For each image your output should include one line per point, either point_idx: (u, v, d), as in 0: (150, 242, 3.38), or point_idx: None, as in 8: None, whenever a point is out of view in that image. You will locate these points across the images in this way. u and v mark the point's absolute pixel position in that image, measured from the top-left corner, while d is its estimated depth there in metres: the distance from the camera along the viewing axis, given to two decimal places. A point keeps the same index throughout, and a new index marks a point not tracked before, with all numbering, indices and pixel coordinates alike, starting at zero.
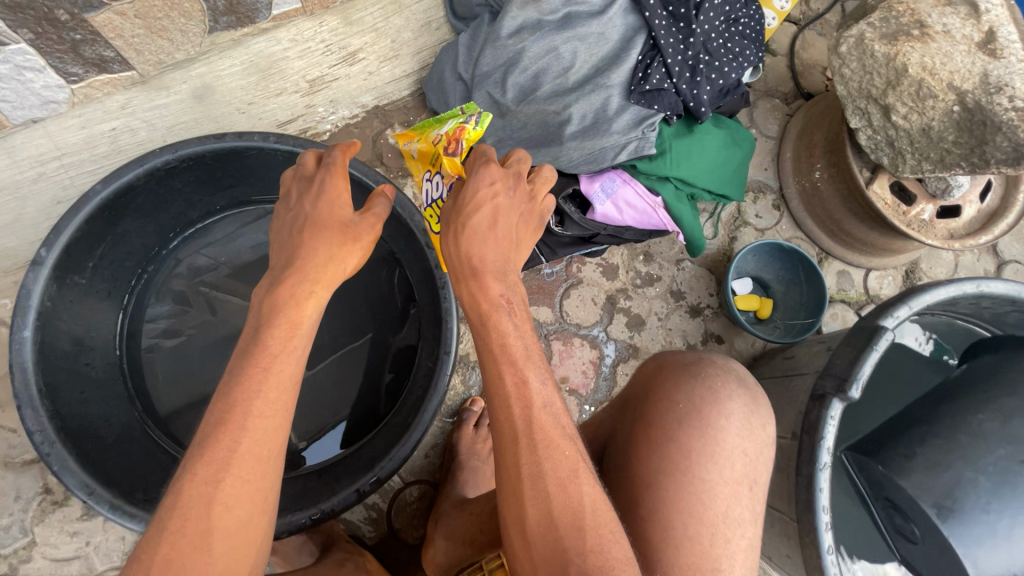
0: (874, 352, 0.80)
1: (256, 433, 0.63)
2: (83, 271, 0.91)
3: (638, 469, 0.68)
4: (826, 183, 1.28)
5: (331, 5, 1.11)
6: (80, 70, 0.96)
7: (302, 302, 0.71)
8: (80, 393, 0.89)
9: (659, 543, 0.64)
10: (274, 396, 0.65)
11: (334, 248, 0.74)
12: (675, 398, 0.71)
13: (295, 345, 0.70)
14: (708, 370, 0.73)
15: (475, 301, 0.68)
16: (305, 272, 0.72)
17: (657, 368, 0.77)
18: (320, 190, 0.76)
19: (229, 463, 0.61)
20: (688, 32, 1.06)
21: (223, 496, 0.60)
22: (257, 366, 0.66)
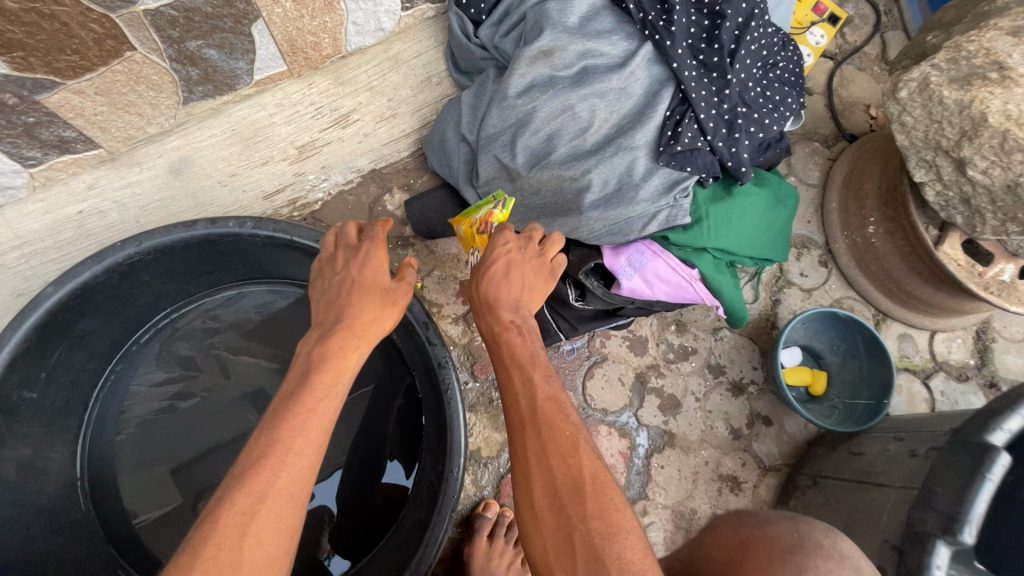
0: (987, 483, 0.64)
1: (292, 474, 0.53)
2: (34, 383, 0.79)
3: None
4: (882, 239, 1.12)
5: (321, 65, 1.04)
6: (38, 153, 0.86)
7: (350, 351, 0.63)
8: (24, 529, 0.77)
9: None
10: (319, 437, 0.56)
11: (376, 307, 0.66)
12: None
13: (341, 389, 0.61)
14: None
15: (489, 332, 0.67)
16: (352, 326, 0.64)
17: (733, 532, 0.52)
18: (366, 257, 0.70)
19: (262, 499, 0.51)
20: (723, 83, 0.92)
21: (253, 532, 0.50)
22: (304, 401, 0.57)
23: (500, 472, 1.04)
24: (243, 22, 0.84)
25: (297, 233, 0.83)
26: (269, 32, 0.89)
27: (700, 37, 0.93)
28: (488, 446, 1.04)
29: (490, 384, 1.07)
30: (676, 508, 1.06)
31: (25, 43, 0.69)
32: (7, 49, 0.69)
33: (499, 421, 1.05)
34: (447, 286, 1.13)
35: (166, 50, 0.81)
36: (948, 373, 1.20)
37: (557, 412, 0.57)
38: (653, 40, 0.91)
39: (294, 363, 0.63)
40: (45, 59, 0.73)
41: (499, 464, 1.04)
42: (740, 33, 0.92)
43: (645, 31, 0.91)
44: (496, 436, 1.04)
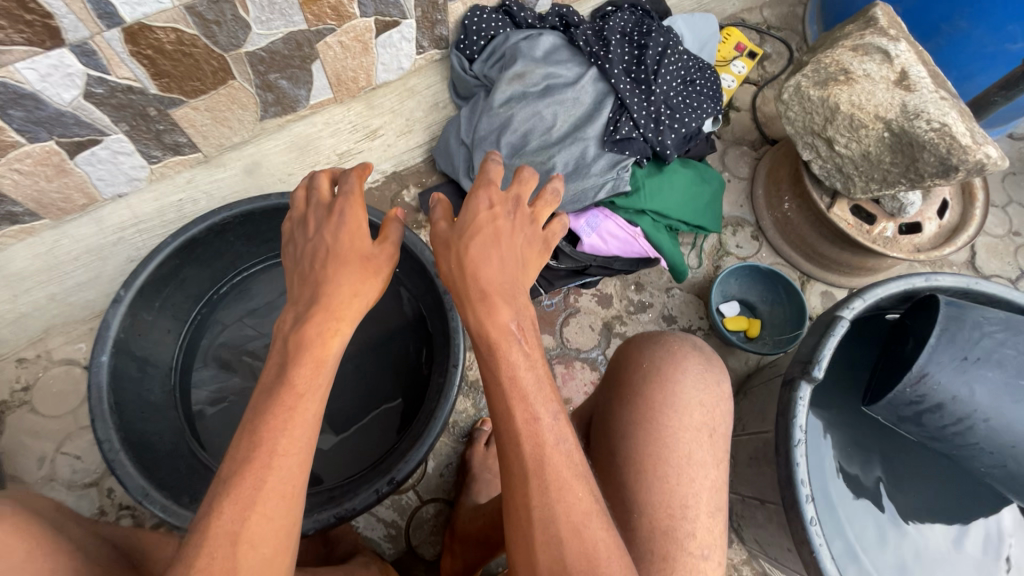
0: (833, 338, 0.90)
1: (280, 471, 0.71)
2: (150, 308, 1.09)
3: (615, 425, 0.78)
4: (795, 212, 1.42)
5: (358, 94, 1.38)
6: (159, 153, 1.20)
7: (326, 338, 0.83)
8: (140, 413, 1.04)
9: (632, 483, 0.73)
10: (298, 433, 0.74)
11: (355, 282, 0.89)
12: (639, 361, 0.81)
13: (318, 378, 0.81)
14: (670, 342, 0.83)
15: (483, 323, 0.76)
16: (328, 307, 0.85)
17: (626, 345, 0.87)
18: (341, 221, 0.93)
19: (255, 500, 0.68)
20: (649, 92, 1.26)
21: (260, 511, 0.68)
22: (285, 402, 0.76)
23: None
24: (306, 61, 1.21)
25: None
26: (324, 68, 1.25)
27: (632, 62, 1.29)
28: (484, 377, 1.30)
29: None
30: None
31: (170, 72, 1.05)
32: (159, 76, 1.04)
33: None
34: None
35: (255, 79, 1.18)
36: None
37: (526, 384, 0.73)
38: (597, 64, 1.26)
39: (276, 356, 0.82)
40: (180, 84, 1.09)
41: None
42: (659, 58, 1.29)
43: (591, 59, 1.27)
44: None
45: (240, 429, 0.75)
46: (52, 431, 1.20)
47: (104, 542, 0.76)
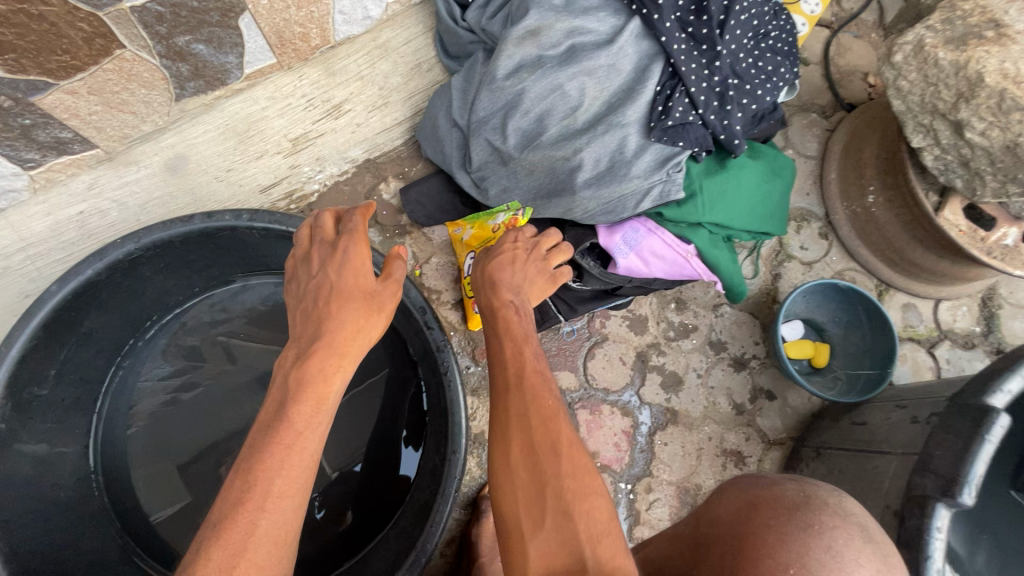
0: (986, 444, 0.64)
1: (275, 514, 0.57)
2: (43, 380, 0.81)
3: None
4: (882, 208, 1.11)
5: (310, 56, 1.04)
6: (36, 154, 0.87)
7: (328, 377, 0.65)
8: (41, 521, 0.79)
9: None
10: (297, 476, 0.59)
11: (359, 319, 0.69)
12: (779, 559, 0.48)
13: (320, 420, 0.64)
14: (820, 518, 0.50)
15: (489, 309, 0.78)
16: (331, 345, 0.67)
17: (740, 494, 0.56)
18: (343, 258, 0.71)
19: (244, 547, 0.54)
20: (714, 55, 0.91)
21: (248, 560, 0.54)
22: (281, 440, 0.60)
23: None
24: (229, 16, 0.84)
25: (295, 223, 0.85)
26: (257, 25, 0.89)
27: (689, 8, 0.92)
28: None
29: None
30: (681, 484, 1.06)
31: (14, 44, 0.70)
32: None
33: None
34: (445, 273, 1.14)
35: (155, 46, 0.82)
36: (954, 341, 1.19)
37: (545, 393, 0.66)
38: (641, 15, 0.90)
39: (271, 393, 0.65)
40: (37, 61, 0.74)
41: None
42: (728, 3, 0.92)
43: (632, 5, 0.91)
44: None
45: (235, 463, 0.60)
46: None
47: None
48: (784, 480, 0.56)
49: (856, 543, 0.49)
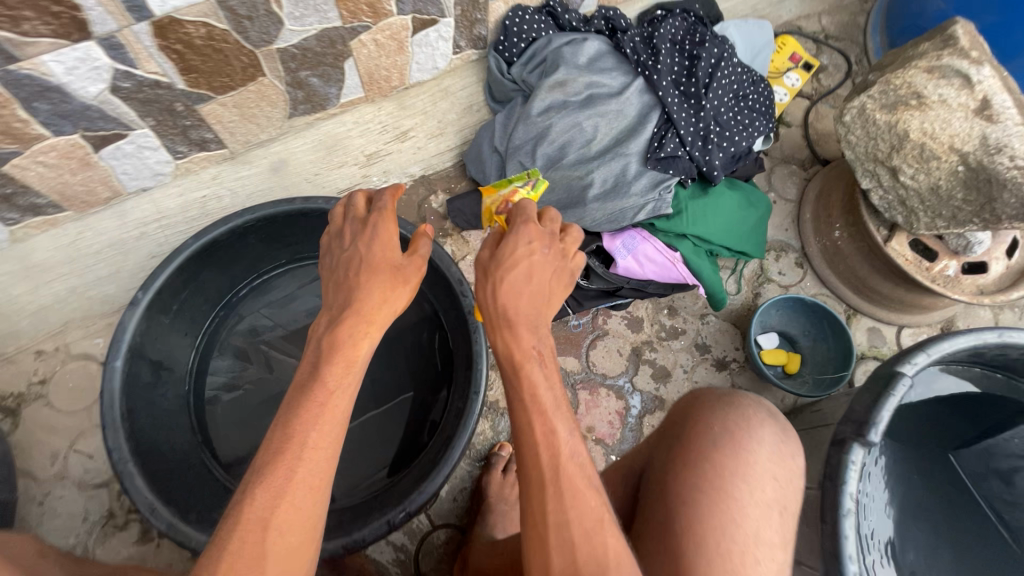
0: (892, 399, 0.82)
1: (309, 467, 0.65)
2: (168, 310, 1.06)
3: (672, 482, 0.67)
4: (846, 241, 1.32)
5: (389, 93, 1.33)
6: (184, 148, 1.17)
7: (357, 342, 0.75)
8: (151, 419, 1.01)
9: (691, 557, 0.61)
10: (330, 427, 0.68)
11: (385, 291, 0.78)
12: (709, 421, 0.71)
13: (351, 379, 0.73)
14: (741, 402, 0.73)
15: (509, 351, 0.69)
16: (360, 312, 0.76)
17: (687, 397, 0.79)
18: (373, 234, 0.81)
19: (285, 489, 0.63)
20: (699, 107, 1.18)
21: (287, 499, 0.63)
22: (315, 399, 0.69)
23: None
24: (339, 59, 1.16)
25: None
26: (356, 67, 1.20)
27: (681, 73, 1.21)
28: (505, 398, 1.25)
29: None
30: None
31: (198, 67, 1.01)
32: (188, 72, 1.01)
33: None
34: None
35: (285, 76, 1.13)
36: None
37: (580, 476, 0.62)
38: (644, 75, 1.19)
39: (307, 354, 0.75)
40: (208, 80, 1.05)
41: None
42: (712, 71, 1.20)
43: (637, 69, 1.20)
44: None
45: (274, 420, 0.69)
46: (65, 425, 1.17)
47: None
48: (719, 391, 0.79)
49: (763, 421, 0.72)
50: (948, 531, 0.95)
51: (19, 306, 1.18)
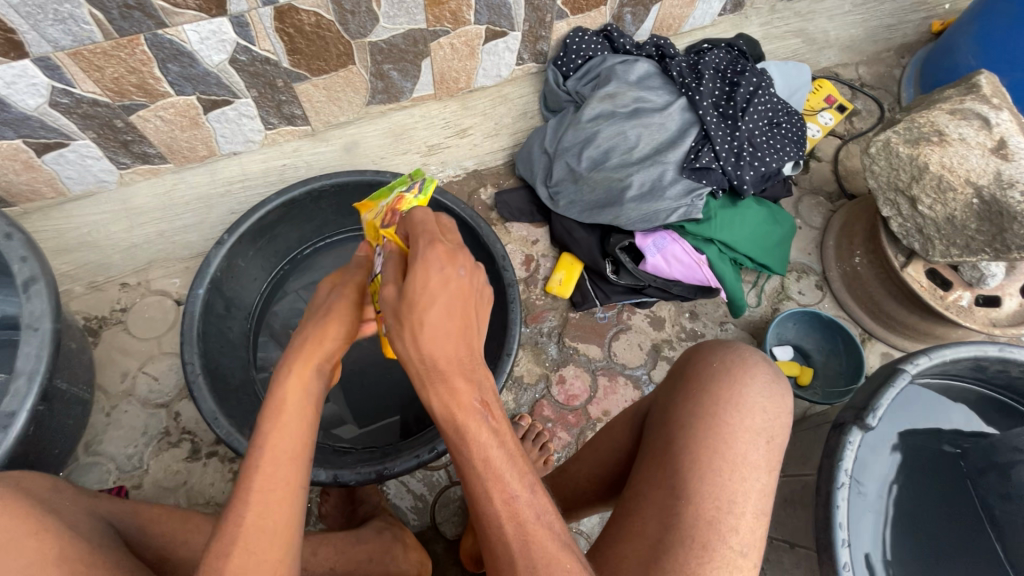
0: (891, 389, 0.89)
1: (257, 508, 0.68)
2: (245, 255, 1.20)
3: (675, 415, 0.76)
4: (865, 267, 1.40)
5: (456, 93, 1.49)
6: (276, 121, 1.33)
7: (295, 385, 0.77)
8: (221, 347, 1.15)
9: (686, 472, 0.71)
10: (272, 479, 0.69)
11: (319, 331, 0.82)
12: (712, 359, 0.79)
13: (292, 425, 0.74)
14: (747, 353, 0.80)
15: (447, 411, 0.65)
16: (297, 359, 0.79)
17: (692, 348, 0.85)
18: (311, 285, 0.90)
19: (237, 544, 0.66)
20: (735, 127, 1.29)
21: (243, 550, 0.66)
22: (256, 452, 0.71)
23: (536, 395, 1.32)
24: (419, 57, 1.32)
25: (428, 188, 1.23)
26: (432, 66, 1.36)
27: (722, 97, 1.33)
28: (529, 374, 1.34)
29: (537, 330, 1.39)
30: None
31: (302, 49, 1.16)
32: (293, 53, 1.16)
33: (541, 357, 1.35)
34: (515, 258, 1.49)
35: (370, 67, 1.29)
36: None
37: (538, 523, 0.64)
38: (687, 95, 1.32)
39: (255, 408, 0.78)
40: (308, 62, 1.21)
41: (536, 389, 1.33)
42: (750, 97, 1.32)
43: (682, 89, 1.33)
44: (537, 367, 1.35)
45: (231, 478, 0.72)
46: (138, 350, 1.30)
47: (103, 522, 0.77)
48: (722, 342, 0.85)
49: (763, 370, 0.78)
50: (952, 529, 0.96)
51: (115, 241, 1.34)
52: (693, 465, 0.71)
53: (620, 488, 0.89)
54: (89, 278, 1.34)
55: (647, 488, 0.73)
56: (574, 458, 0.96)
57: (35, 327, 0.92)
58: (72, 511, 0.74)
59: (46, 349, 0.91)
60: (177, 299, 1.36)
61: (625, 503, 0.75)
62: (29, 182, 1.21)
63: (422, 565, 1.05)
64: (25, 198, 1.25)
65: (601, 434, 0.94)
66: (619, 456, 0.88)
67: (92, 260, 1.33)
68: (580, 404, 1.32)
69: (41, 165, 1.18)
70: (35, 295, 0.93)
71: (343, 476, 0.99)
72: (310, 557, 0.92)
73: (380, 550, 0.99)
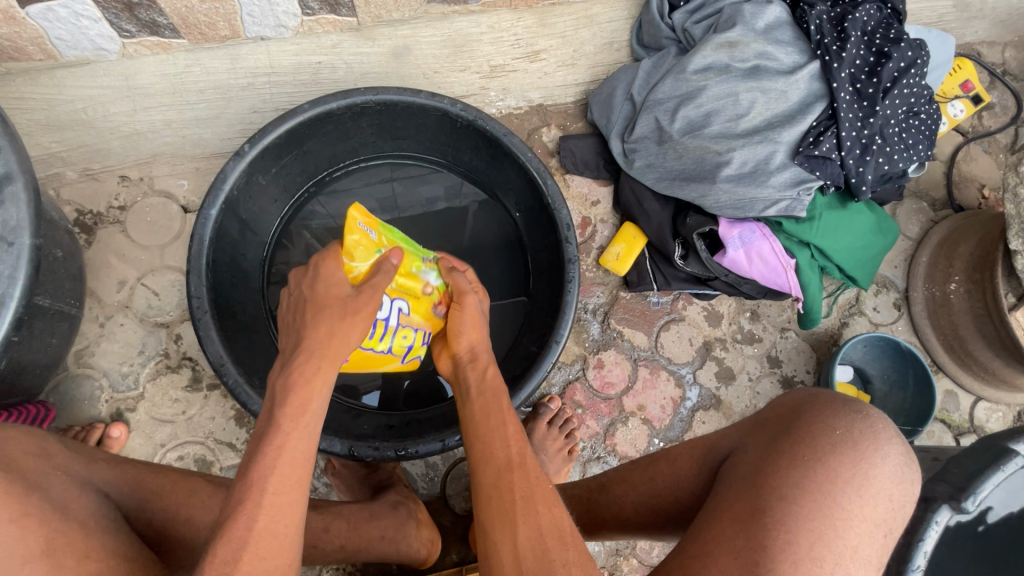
0: (999, 472, 0.75)
1: (273, 510, 0.56)
2: (266, 173, 1.01)
3: (772, 479, 0.64)
4: (960, 297, 1.23)
5: (534, 5, 1.24)
6: (316, 6, 1.07)
7: (313, 379, 0.66)
8: (230, 277, 1.00)
9: (779, 553, 0.59)
10: (290, 470, 0.59)
11: (336, 324, 0.69)
12: (829, 425, 0.66)
13: (310, 419, 0.64)
14: (873, 424, 0.67)
15: (486, 384, 0.78)
16: (317, 349, 0.68)
17: (795, 396, 0.74)
18: (315, 274, 0.73)
19: (246, 543, 0.54)
20: (870, 112, 1.06)
21: (250, 553, 0.53)
22: (271, 443, 0.60)
23: (570, 377, 1.22)
24: None
25: (492, 125, 1.00)
26: None
27: (863, 69, 1.08)
28: (566, 353, 1.22)
29: (581, 306, 1.25)
30: None
31: None
32: None
33: (581, 337, 1.23)
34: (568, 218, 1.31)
35: None
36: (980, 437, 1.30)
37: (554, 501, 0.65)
38: (822, 59, 1.07)
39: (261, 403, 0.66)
40: None
41: (570, 370, 1.22)
42: (897, 75, 1.07)
43: (818, 50, 1.08)
44: (575, 347, 1.22)
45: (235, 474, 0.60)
46: (138, 257, 1.16)
47: (98, 496, 0.70)
48: (835, 396, 0.72)
49: (885, 447, 0.65)
50: None
51: (115, 125, 1.14)
52: (786, 546, 0.59)
53: (671, 525, 0.79)
54: (84, 164, 1.15)
55: (711, 550, 0.61)
56: (619, 478, 0.86)
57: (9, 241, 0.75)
58: (61, 484, 0.67)
59: (23, 270, 0.75)
60: (183, 206, 1.18)
61: (683, 557, 0.63)
62: (11, 37, 0.99)
63: (430, 547, 0.99)
64: (7, 55, 1.03)
65: (659, 460, 0.82)
66: (678, 493, 0.77)
67: (89, 142, 1.14)
68: (614, 394, 1.22)
69: (24, 19, 0.95)
70: (9, 201, 0.76)
71: (359, 450, 0.88)
72: (322, 534, 0.83)
73: (393, 527, 0.92)
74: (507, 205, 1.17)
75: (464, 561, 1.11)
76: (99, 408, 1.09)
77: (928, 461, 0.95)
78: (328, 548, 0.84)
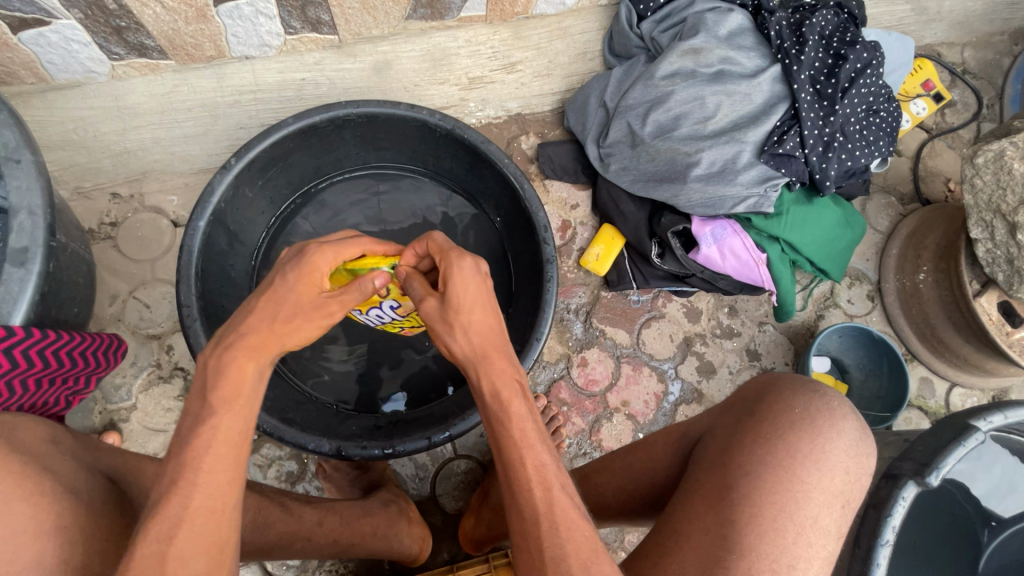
0: (960, 447, 0.78)
1: (208, 488, 0.58)
2: (252, 185, 1.05)
3: (737, 458, 0.67)
4: (929, 286, 1.27)
5: (508, 19, 1.28)
6: (298, 25, 1.11)
7: (243, 365, 0.65)
8: (221, 287, 1.04)
9: (741, 525, 0.62)
10: (224, 450, 0.60)
11: (259, 313, 0.68)
12: (789, 403, 0.70)
13: (243, 400, 0.63)
14: (829, 403, 0.71)
15: (506, 412, 0.65)
16: (245, 341, 0.66)
17: (759, 380, 0.77)
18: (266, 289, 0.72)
19: (182, 517, 0.55)
20: (830, 111, 1.11)
21: (187, 528, 0.55)
22: (205, 423, 0.61)
23: (555, 375, 1.25)
24: None
25: (468, 133, 1.04)
26: None
27: (822, 70, 1.13)
28: (550, 353, 1.25)
29: (564, 306, 1.28)
30: None
31: None
32: None
33: (564, 336, 1.26)
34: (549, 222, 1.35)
35: None
36: None
37: (579, 539, 0.59)
38: (782, 63, 1.12)
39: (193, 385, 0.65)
40: None
41: (555, 368, 1.25)
42: (855, 76, 1.12)
43: (778, 54, 1.13)
44: (559, 346, 1.26)
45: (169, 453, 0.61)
46: (130, 271, 1.19)
47: (104, 481, 0.72)
48: (797, 380, 0.75)
49: (841, 423, 0.69)
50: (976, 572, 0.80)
51: (105, 144, 1.18)
52: (748, 519, 0.62)
53: (650, 510, 0.83)
54: (75, 182, 1.18)
55: (685, 530, 0.64)
56: (601, 467, 0.89)
57: (27, 198, 0.80)
58: (70, 467, 0.69)
59: (33, 267, 0.79)
60: (173, 220, 1.22)
61: (658, 538, 0.66)
62: (4, 62, 1.03)
63: (421, 544, 1.01)
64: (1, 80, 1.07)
65: (636, 447, 0.85)
66: (655, 479, 0.80)
67: (80, 161, 1.18)
68: (598, 391, 1.25)
69: (17, 45, 0.99)
70: (21, 168, 0.80)
71: (348, 450, 0.90)
72: (315, 527, 0.85)
73: (384, 523, 0.93)
74: (487, 209, 1.21)
75: (455, 560, 1.13)
76: (93, 419, 1.11)
77: (899, 442, 0.99)
78: (320, 542, 0.86)
